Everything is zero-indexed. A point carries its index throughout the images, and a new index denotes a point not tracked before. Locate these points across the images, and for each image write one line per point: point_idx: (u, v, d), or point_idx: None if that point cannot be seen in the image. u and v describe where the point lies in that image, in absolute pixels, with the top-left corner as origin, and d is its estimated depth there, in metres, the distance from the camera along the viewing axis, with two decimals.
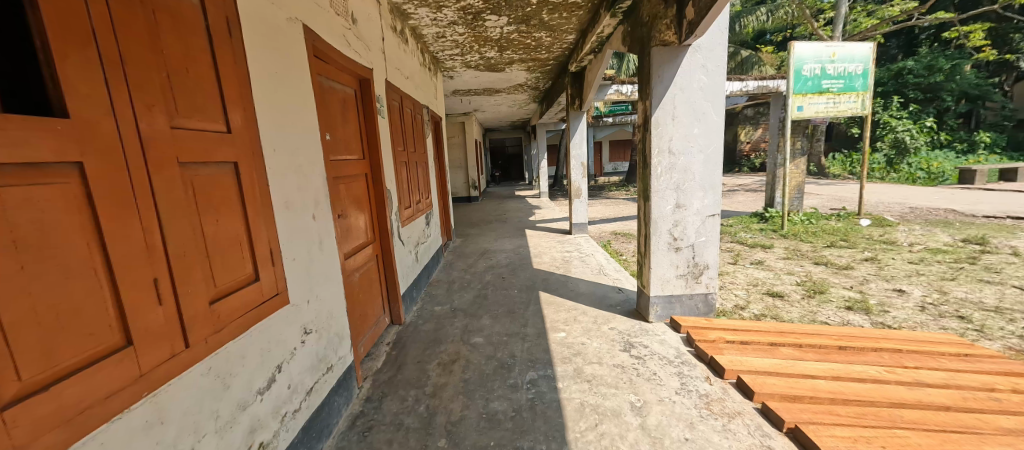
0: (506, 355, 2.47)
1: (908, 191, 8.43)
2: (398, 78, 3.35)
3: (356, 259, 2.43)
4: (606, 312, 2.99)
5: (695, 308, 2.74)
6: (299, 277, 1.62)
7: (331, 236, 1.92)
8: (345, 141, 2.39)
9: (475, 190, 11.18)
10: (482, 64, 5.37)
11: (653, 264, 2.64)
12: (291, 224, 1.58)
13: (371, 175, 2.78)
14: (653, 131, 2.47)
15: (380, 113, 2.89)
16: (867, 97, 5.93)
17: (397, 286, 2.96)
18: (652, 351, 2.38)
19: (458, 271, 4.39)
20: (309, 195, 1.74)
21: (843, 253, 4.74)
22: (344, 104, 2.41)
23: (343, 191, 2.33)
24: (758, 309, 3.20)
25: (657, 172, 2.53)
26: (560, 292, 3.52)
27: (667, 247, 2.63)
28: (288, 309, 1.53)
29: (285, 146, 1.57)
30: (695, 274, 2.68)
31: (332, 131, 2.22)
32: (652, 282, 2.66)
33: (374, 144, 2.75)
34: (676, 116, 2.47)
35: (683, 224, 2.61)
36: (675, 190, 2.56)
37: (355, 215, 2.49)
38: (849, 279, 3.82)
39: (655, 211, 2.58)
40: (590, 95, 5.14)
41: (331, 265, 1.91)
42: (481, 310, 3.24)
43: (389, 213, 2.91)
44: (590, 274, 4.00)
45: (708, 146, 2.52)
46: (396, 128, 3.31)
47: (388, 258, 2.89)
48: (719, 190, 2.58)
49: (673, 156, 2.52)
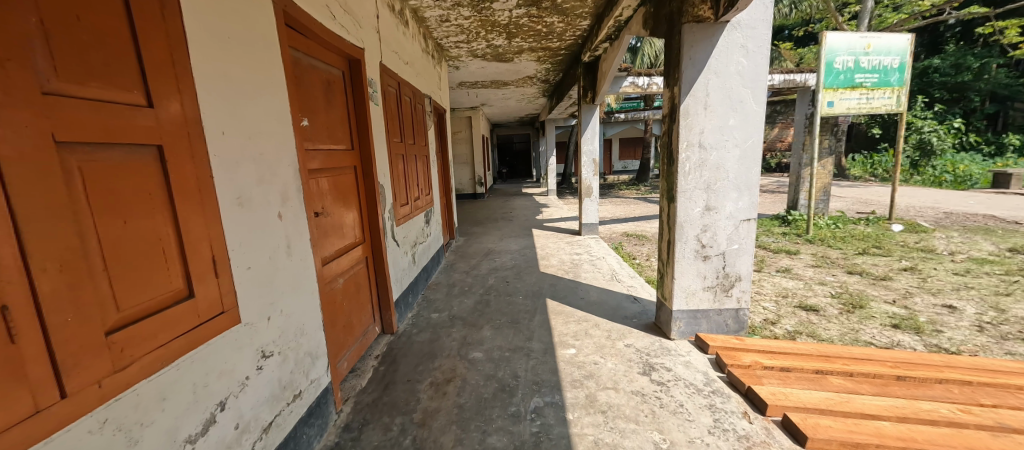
0: (508, 375, 2.18)
1: (938, 194, 7.95)
2: (395, 63, 3.06)
3: (340, 263, 2.15)
4: (620, 326, 2.67)
5: (723, 325, 2.41)
6: (259, 286, 1.34)
7: (305, 236, 1.64)
8: (329, 128, 2.11)
9: (481, 186, 10.88)
10: (489, 52, 5.06)
11: (677, 274, 2.32)
12: (246, 223, 1.29)
13: (362, 168, 2.49)
14: (682, 122, 2.15)
15: (373, 99, 2.60)
16: (903, 93, 5.52)
17: (389, 291, 2.68)
18: (676, 376, 2.06)
19: (459, 273, 4.09)
20: (274, 189, 1.45)
21: (878, 261, 4.35)
22: (329, 87, 2.12)
23: (326, 186, 2.06)
24: (791, 325, 2.87)
25: (684, 170, 2.21)
26: (570, 300, 3.22)
27: (693, 255, 2.30)
28: (240, 328, 1.24)
29: (239, 128, 1.28)
30: (724, 287, 2.35)
31: (312, 115, 1.93)
32: (675, 294, 2.34)
33: (365, 133, 2.46)
34: (709, 105, 2.14)
35: (712, 230, 2.28)
36: (705, 190, 2.23)
37: (342, 214, 2.23)
38: (890, 292, 3.45)
39: (681, 214, 2.25)
40: (605, 87, 4.80)
41: (305, 272, 1.63)
42: (482, 318, 2.94)
43: (381, 212, 2.63)
44: (602, 280, 3.68)
45: (745, 139, 2.18)
46: (392, 118, 3.02)
47: (379, 260, 2.61)
48: (756, 191, 2.24)
49: (704, 151, 2.19)
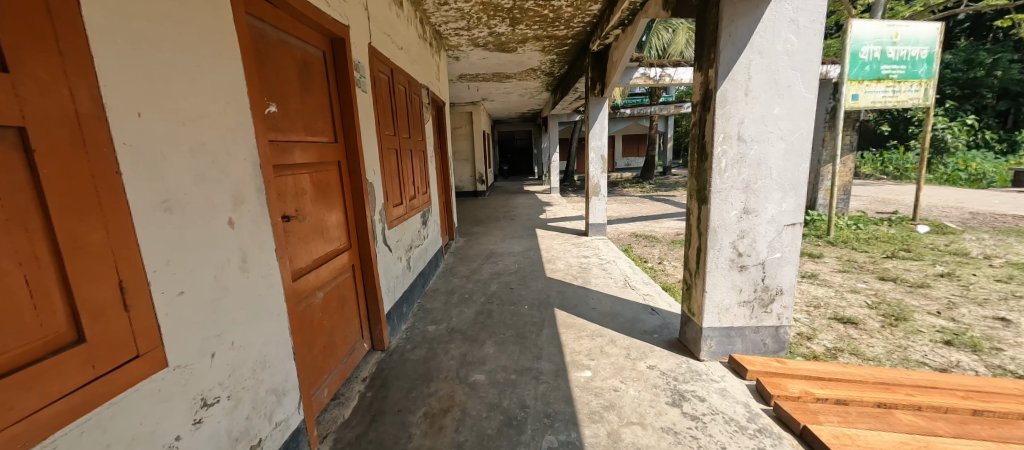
0: (515, 404, 1.88)
1: (958, 194, 7.60)
2: (387, 45, 2.74)
3: (320, 273, 1.85)
4: (640, 342, 2.37)
5: (761, 345, 2.10)
6: (201, 312, 1.05)
7: (269, 245, 1.34)
8: (305, 116, 1.79)
9: (482, 183, 10.55)
10: (491, 41, 4.74)
11: (709, 287, 2.02)
12: (180, 233, 0.99)
13: (347, 163, 2.18)
14: (718, 111, 1.84)
15: (361, 85, 2.28)
16: (930, 86, 5.21)
17: (379, 302, 2.37)
18: (712, 408, 1.75)
19: (459, 278, 3.79)
20: (223, 188, 1.15)
21: (910, 266, 4.04)
22: (305, 68, 1.81)
23: (302, 185, 1.75)
24: (830, 341, 2.57)
25: (720, 166, 1.90)
26: (581, 310, 2.91)
27: (728, 265, 2.00)
28: (168, 374, 0.95)
29: (167, 108, 0.98)
30: (763, 301, 2.04)
31: (283, 99, 1.62)
32: (706, 309, 2.04)
33: (351, 123, 2.14)
34: (751, 89, 1.83)
35: (751, 236, 1.97)
36: (744, 190, 1.92)
37: (322, 217, 1.92)
38: (931, 302, 3.15)
39: (714, 217, 1.94)
40: (616, 78, 4.49)
41: (269, 290, 1.33)
42: (484, 332, 2.63)
43: (370, 213, 2.32)
44: (615, 287, 3.36)
45: (793, 131, 1.87)
46: (384, 108, 2.71)
47: (368, 267, 2.30)
48: (803, 191, 1.93)
49: (743, 145, 1.88)
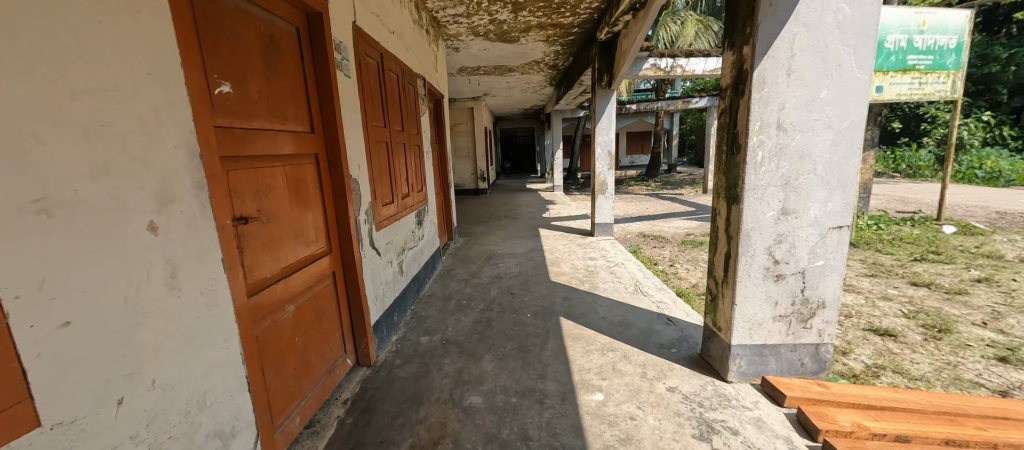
0: (515, 434, 1.62)
1: (980, 192, 7.27)
2: (375, 27, 2.47)
3: (291, 283, 1.59)
4: (657, 359, 2.10)
5: (799, 365, 1.83)
6: (103, 347, 0.80)
7: (212, 254, 1.09)
8: (273, 100, 1.53)
9: (483, 181, 10.28)
10: (492, 30, 4.47)
11: (739, 299, 1.75)
12: (65, 243, 0.74)
13: (327, 157, 1.91)
14: (755, 95, 1.57)
15: (344, 68, 2.02)
16: (958, 78, 4.91)
17: (364, 312, 2.11)
18: (747, 443, 1.49)
19: (457, 282, 3.53)
20: (140, 182, 0.89)
21: (941, 270, 3.75)
22: (273, 45, 1.54)
23: (268, 182, 1.49)
24: (869, 357, 2.30)
25: (755, 159, 1.63)
26: (590, 319, 2.65)
27: (763, 274, 1.73)
28: (43, 435, 0.71)
29: (45, 78, 0.73)
30: (802, 316, 1.77)
31: (241, 78, 1.36)
32: (735, 324, 1.78)
33: (331, 111, 1.88)
34: (793, 69, 1.56)
35: (789, 240, 1.70)
36: (782, 187, 1.65)
37: (295, 218, 1.66)
38: (974, 311, 2.87)
39: (748, 219, 1.68)
40: (625, 68, 4.21)
41: (210, 310, 1.07)
42: (482, 345, 2.37)
43: (355, 212, 2.06)
44: (625, 293, 3.09)
45: (842, 118, 1.60)
46: (371, 96, 2.44)
47: (352, 274, 2.04)
48: (852, 189, 1.65)
49: (783, 134, 1.61)
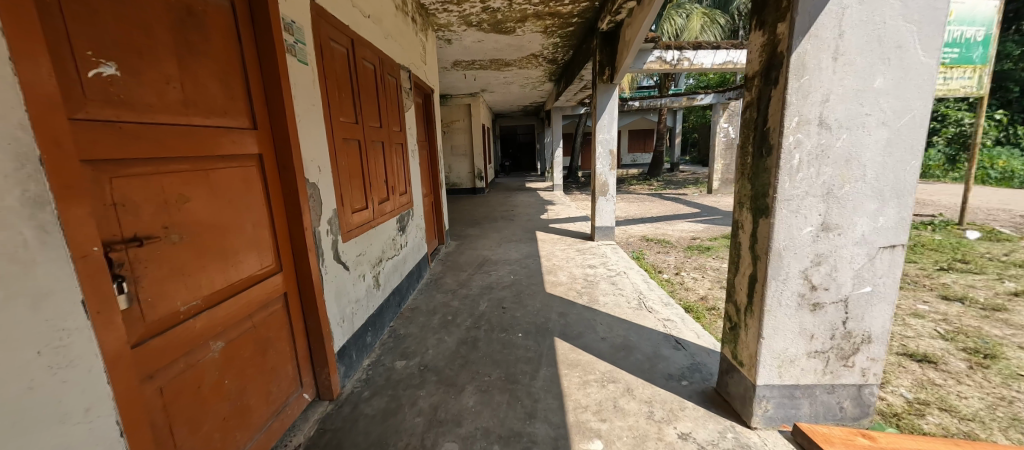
0: None
1: (998, 194, 6.93)
2: (343, 7, 2.15)
3: (219, 313, 1.30)
4: (667, 394, 1.81)
5: (837, 409, 1.53)
6: None
7: (62, 296, 0.79)
8: (194, 88, 1.24)
9: (482, 181, 9.95)
10: (485, 20, 4.15)
11: (768, 332, 1.45)
12: None
13: (276, 157, 1.61)
14: (792, 84, 1.27)
15: (298, 53, 1.71)
16: (986, 73, 4.57)
17: (324, 339, 1.81)
18: None
19: (444, 293, 3.24)
20: None
21: (972, 281, 3.44)
22: (194, 20, 1.24)
23: (183, 190, 1.19)
24: (908, 389, 2.00)
25: (791, 163, 1.32)
26: (588, 341, 2.35)
27: (796, 302, 1.43)
28: None
29: None
30: (843, 352, 1.47)
31: (140, 59, 1.06)
32: (762, 361, 1.48)
33: (279, 103, 1.58)
34: (841, 51, 1.26)
35: (830, 262, 1.40)
36: (824, 197, 1.35)
37: (227, 232, 1.36)
38: (1020, 332, 2.55)
39: (780, 236, 1.37)
40: (628, 60, 3.89)
41: (59, 374, 0.79)
42: (464, 372, 2.08)
43: (312, 222, 1.76)
44: (628, 308, 2.79)
45: (900, 113, 1.29)
46: (339, 87, 2.13)
47: (309, 295, 1.75)
48: (908, 201, 1.35)
49: (826, 132, 1.30)
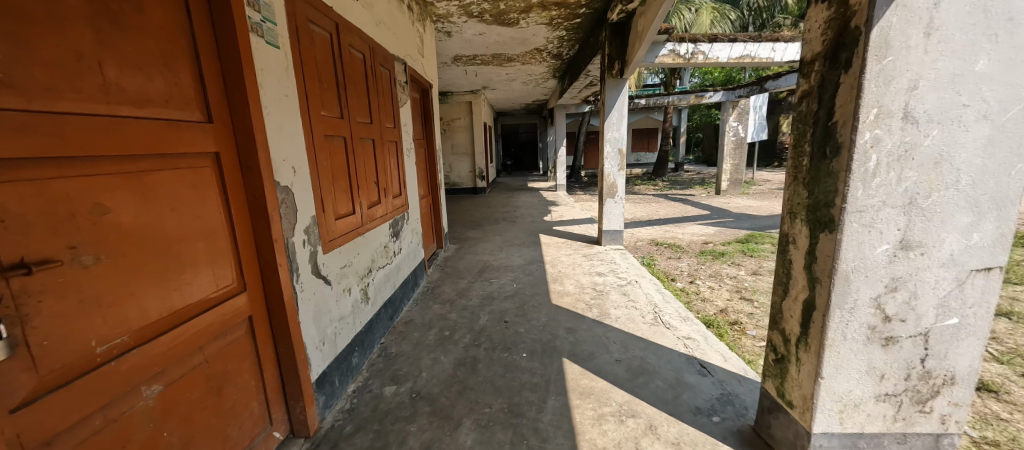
0: None
1: None
2: None
3: (156, 351, 1.05)
4: (697, 434, 1.55)
5: None
6: None
7: None
8: (123, 70, 0.98)
9: (482, 180, 9.70)
10: (488, 10, 3.88)
11: (829, 370, 1.19)
12: None
13: (239, 157, 1.36)
14: (872, 66, 1.01)
15: (266, 34, 1.45)
16: None
17: (299, 367, 1.56)
18: None
19: (441, 304, 2.98)
20: None
21: (1015, 293, 3.16)
22: None
23: (103, 199, 0.94)
24: (973, 426, 1.74)
25: (867, 166, 1.06)
26: (601, 363, 2.09)
27: (865, 335, 1.17)
28: None
29: None
30: (919, 395, 1.21)
31: (35, 28, 0.81)
32: (822, 405, 1.22)
33: (241, 91, 1.32)
34: (936, 25, 1.00)
35: (908, 288, 1.14)
36: (904, 209, 1.09)
37: (171, 250, 1.11)
38: None
39: (849, 255, 1.11)
40: (640, 53, 3.63)
41: None
42: (461, 402, 1.82)
43: (283, 233, 1.50)
44: (643, 323, 2.53)
45: (1005, 103, 1.03)
46: (320, 76, 1.87)
47: (280, 318, 1.49)
48: (1010, 214, 1.09)
49: (910, 128, 1.05)
